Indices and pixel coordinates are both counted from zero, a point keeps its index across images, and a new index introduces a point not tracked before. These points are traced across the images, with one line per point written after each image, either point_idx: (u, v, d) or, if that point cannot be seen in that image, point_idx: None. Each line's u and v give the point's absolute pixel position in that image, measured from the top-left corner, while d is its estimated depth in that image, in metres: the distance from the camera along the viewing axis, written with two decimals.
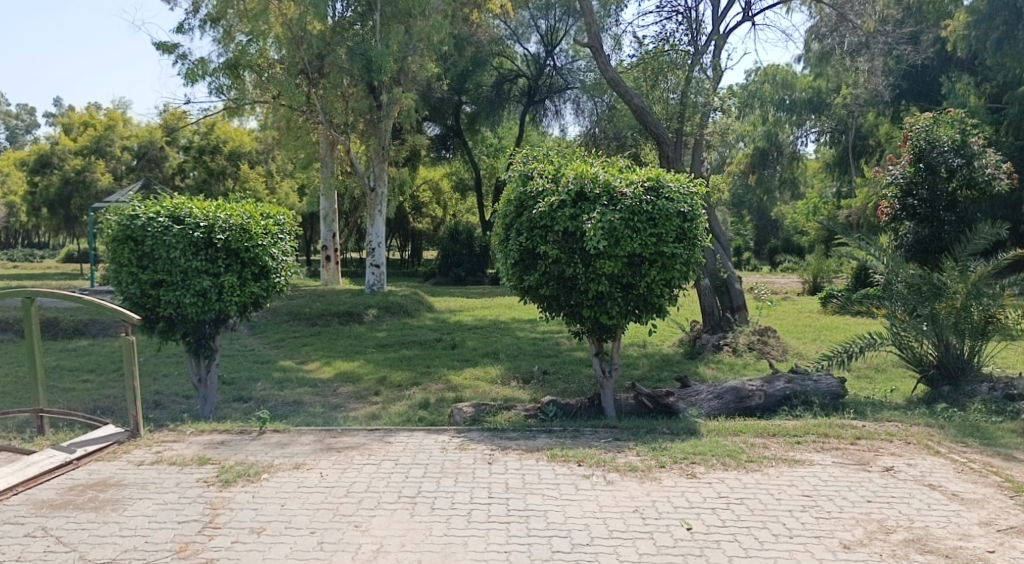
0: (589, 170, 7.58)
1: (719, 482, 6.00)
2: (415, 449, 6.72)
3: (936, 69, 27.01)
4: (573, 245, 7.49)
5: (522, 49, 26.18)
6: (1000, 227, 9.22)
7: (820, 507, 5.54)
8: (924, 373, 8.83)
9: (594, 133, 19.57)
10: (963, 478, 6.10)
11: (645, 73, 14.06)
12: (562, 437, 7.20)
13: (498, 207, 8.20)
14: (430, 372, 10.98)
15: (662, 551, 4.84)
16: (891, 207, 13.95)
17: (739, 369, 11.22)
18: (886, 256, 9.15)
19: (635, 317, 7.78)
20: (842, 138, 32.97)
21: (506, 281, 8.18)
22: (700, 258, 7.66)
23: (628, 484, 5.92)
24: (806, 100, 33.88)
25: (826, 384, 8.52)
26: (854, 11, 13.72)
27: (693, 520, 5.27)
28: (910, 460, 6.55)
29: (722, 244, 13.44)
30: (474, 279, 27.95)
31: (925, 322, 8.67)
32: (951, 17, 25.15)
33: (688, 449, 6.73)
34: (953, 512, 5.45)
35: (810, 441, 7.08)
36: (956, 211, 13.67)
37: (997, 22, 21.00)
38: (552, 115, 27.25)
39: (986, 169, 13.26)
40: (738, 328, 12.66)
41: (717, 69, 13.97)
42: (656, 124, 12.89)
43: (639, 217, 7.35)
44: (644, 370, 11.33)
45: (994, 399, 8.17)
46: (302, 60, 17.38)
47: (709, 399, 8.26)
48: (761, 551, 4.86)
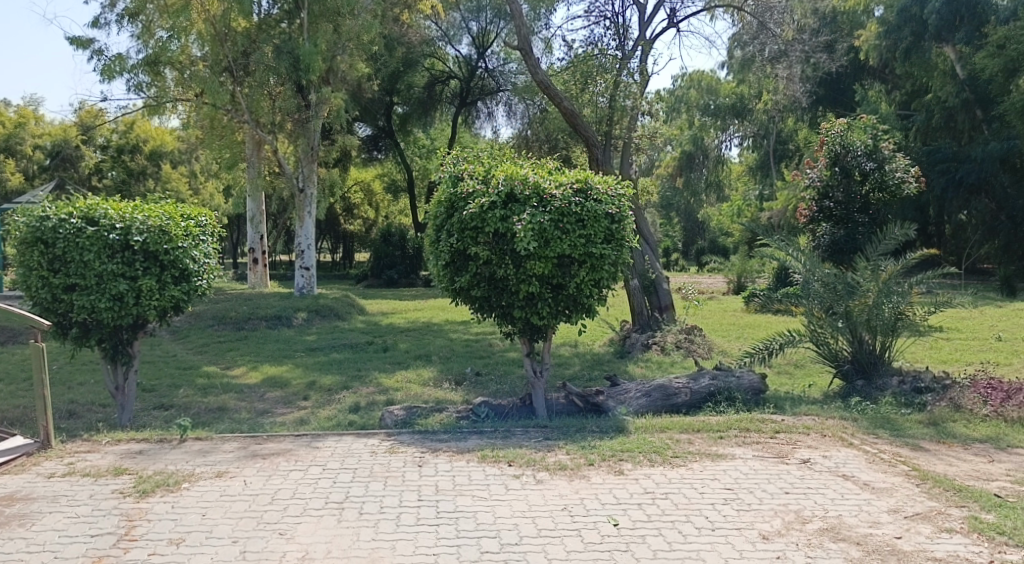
0: (519, 171, 7.65)
1: (645, 478, 6.14)
2: (343, 453, 6.69)
3: (851, 77, 28.42)
4: (504, 245, 7.54)
5: (453, 51, 25.90)
6: (908, 227, 9.60)
7: (741, 500, 5.72)
8: (839, 368, 9.20)
9: (526, 136, 19.72)
10: (874, 468, 6.38)
11: (575, 77, 14.00)
12: (492, 437, 7.27)
13: (428, 209, 8.17)
14: (361, 376, 10.89)
15: (589, 547, 4.93)
16: (809, 209, 15.27)
17: (667, 367, 11.43)
18: (805, 257, 9.44)
19: (565, 318, 7.89)
20: (764, 143, 34.25)
21: (438, 283, 8.15)
22: (627, 258, 7.81)
23: (557, 483, 6.00)
24: (729, 105, 35.06)
25: (747, 380, 8.77)
26: (773, 19, 14.16)
27: (620, 516, 5.38)
28: (826, 452, 6.81)
29: (651, 244, 13.65)
30: (408, 281, 27.82)
31: (841, 319, 9.01)
32: (864, 27, 26.54)
33: (616, 447, 6.86)
34: (864, 501, 5.69)
35: (733, 435, 7.31)
36: (868, 214, 14.98)
37: (905, 34, 23.44)
38: (485, 117, 27.22)
39: (895, 172, 14.66)
40: (666, 328, 12.90)
41: (643, 74, 14.13)
42: (586, 127, 13.06)
43: (568, 219, 7.46)
44: (576, 369, 11.46)
45: (904, 392, 8.55)
46: (226, 57, 17.05)
47: (638, 397, 8.46)
48: (684, 545, 4.98)
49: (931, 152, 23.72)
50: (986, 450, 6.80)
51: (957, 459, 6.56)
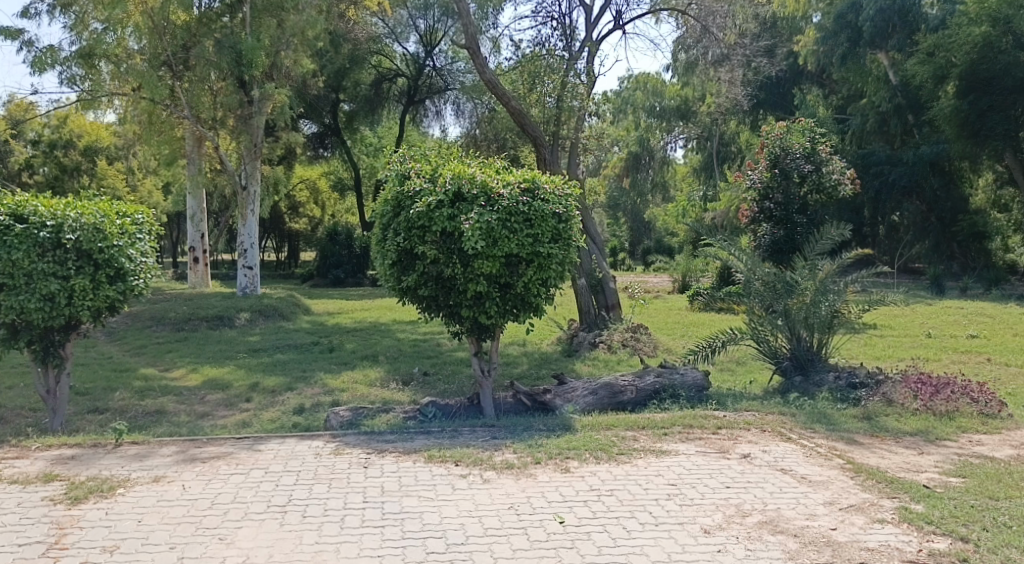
0: (466, 170, 7.65)
1: (591, 475, 6.20)
2: (286, 456, 6.62)
3: (789, 81, 29.24)
4: (452, 245, 7.54)
5: (400, 49, 25.65)
6: (845, 227, 9.86)
7: (683, 495, 5.83)
8: (779, 365, 9.42)
9: (475, 135, 19.62)
10: (811, 462, 6.55)
11: (522, 77, 14.06)
12: (438, 437, 7.26)
13: (375, 207, 8.10)
14: (306, 377, 10.78)
15: (535, 545, 4.96)
16: (750, 210, 15.53)
17: (613, 365, 11.56)
18: (747, 256, 9.61)
19: (513, 317, 7.93)
20: (708, 145, 35.65)
21: (384, 282, 8.08)
22: (574, 258, 7.89)
23: (504, 481, 6.03)
24: (674, 107, 35.85)
25: (691, 377, 8.93)
26: (716, 24, 14.34)
27: (565, 514, 5.43)
28: (765, 447, 6.97)
29: (597, 244, 13.73)
30: (355, 280, 27.59)
31: (781, 317, 9.22)
32: (802, 33, 27.34)
33: (562, 444, 6.91)
34: (802, 494, 5.84)
35: (676, 432, 7.43)
36: (807, 214, 15.35)
37: (841, 39, 24.50)
38: (432, 116, 27.01)
39: (832, 175, 15.27)
40: (612, 326, 13.01)
41: (590, 75, 14.23)
42: (533, 127, 13.10)
43: (515, 218, 7.49)
44: (523, 368, 11.50)
45: (840, 387, 8.79)
46: (164, 51, 16.70)
47: (584, 396, 8.53)
48: (628, 540, 5.04)
49: (866, 155, 24.39)
50: (917, 443, 7.02)
51: (889, 452, 6.76)
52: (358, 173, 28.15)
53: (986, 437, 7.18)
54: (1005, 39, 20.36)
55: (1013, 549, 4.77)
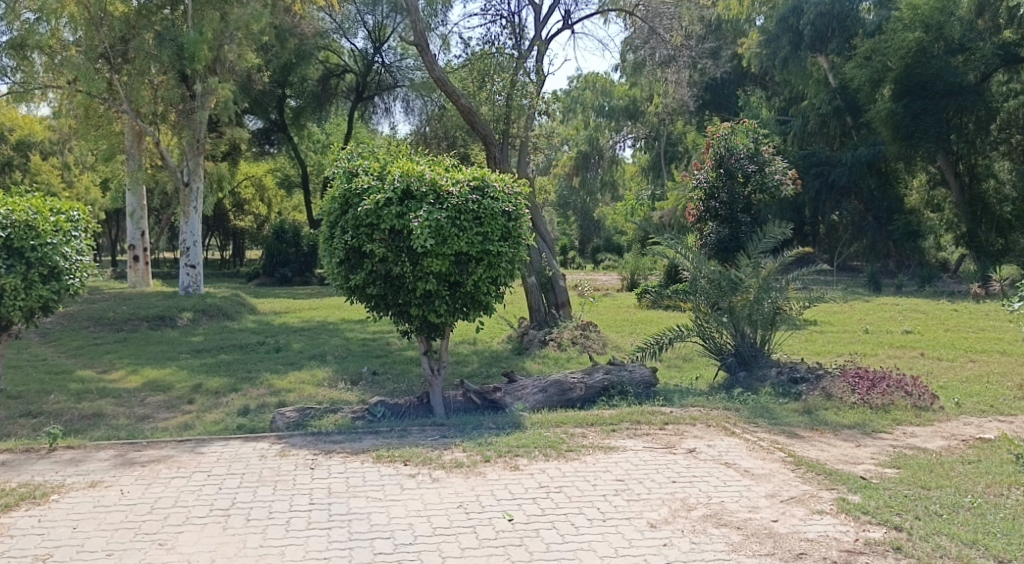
0: (415, 168, 7.61)
1: (540, 472, 6.25)
2: (230, 458, 6.53)
3: (733, 83, 29.82)
4: (401, 243, 7.49)
5: (348, 44, 25.41)
6: (787, 226, 10.10)
7: (630, 490, 5.91)
8: (723, 361, 9.60)
9: (425, 133, 19.53)
10: (754, 455, 6.70)
11: (472, 75, 14.08)
12: (387, 437, 7.23)
13: (322, 205, 8.00)
14: (251, 378, 10.62)
15: (483, 544, 4.97)
16: (696, 209, 15.94)
17: (563, 363, 11.63)
18: (693, 254, 9.76)
19: (462, 315, 7.92)
20: (657, 145, 35.90)
21: (332, 281, 7.99)
22: (524, 256, 7.93)
23: (453, 480, 6.04)
24: (623, 107, 36.31)
25: (639, 373, 9.05)
26: (663, 25, 14.55)
27: (514, 511, 5.46)
28: (710, 441, 7.10)
29: (547, 242, 13.79)
30: (302, 279, 27.29)
31: (725, 314, 9.40)
32: (746, 35, 27.94)
33: (512, 442, 6.95)
34: (745, 487, 5.96)
35: (624, 428, 7.52)
36: (750, 213, 15.84)
37: (783, 42, 25.20)
38: (382, 113, 26.97)
39: (774, 175, 15.70)
40: (563, 324, 13.11)
41: (540, 74, 14.29)
42: (483, 125, 13.08)
43: (464, 216, 7.50)
44: (473, 366, 11.51)
45: (782, 382, 9.00)
46: (102, 43, 16.28)
47: (534, 393, 8.55)
48: (576, 537, 5.09)
49: (807, 156, 24.94)
50: (854, 436, 7.22)
51: (828, 445, 6.95)
52: (305, 170, 27.84)
53: (919, 428, 7.43)
54: (937, 45, 21.27)
55: (942, 536, 4.92)
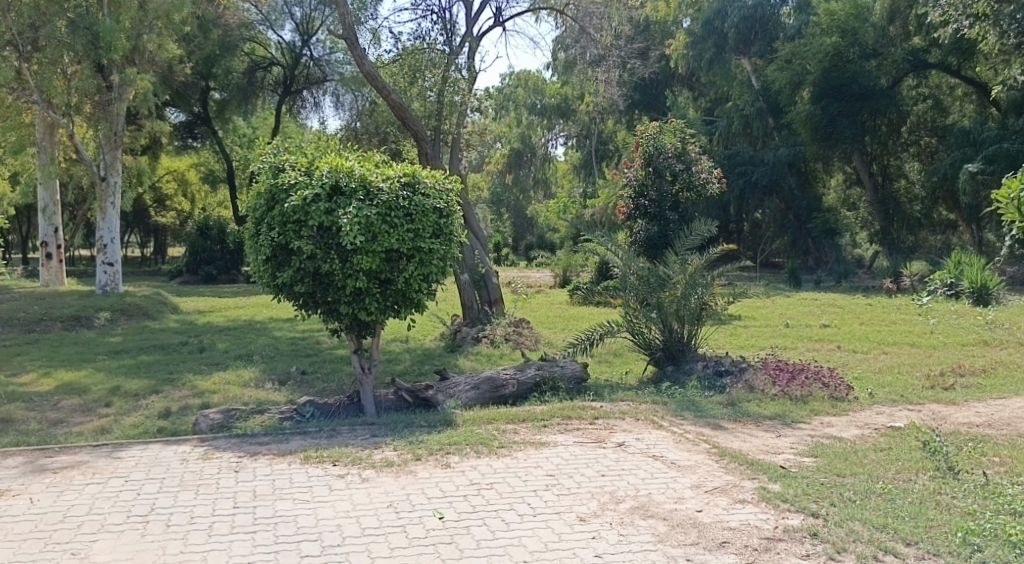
0: (344, 164, 7.55)
1: (471, 469, 6.27)
2: (149, 463, 6.37)
3: (661, 83, 30.42)
4: (330, 240, 7.40)
5: (275, 36, 24.95)
6: (712, 224, 10.35)
7: (561, 485, 5.98)
8: (652, 355, 9.79)
9: (356, 128, 19.15)
10: (680, 447, 6.86)
11: (402, 70, 13.88)
12: (316, 438, 7.14)
13: (247, 201, 7.85)
14: (173, 379, 10.36)
15: (413, 543, 4.96)
16: (627, 207, 16.43)
17: (496, 359, 11.68)
18: (622, 251, 9.91)
19: (393, 313, 7.87)
20: (587, 142, 36.20)
21: (258, 279, 7.84)
22: (456, 253, 7.95)
23: (383, 480, 6.02)
24: (555, 105, 36.69)
25: (571, 368, 9.15)
26: (593, 25, 14.72)
27: (445, 509, 5.47)
28: (638, 435, 7.24)
29: (480, 239, 13.73)
30: (228, 277, 26.75)
31: (654, 310, 9.57)
32: (673, 36, 28.52)
33: (444, 440, 6.96)
34: (671, 479, 6.10)
35: (555, 423, 7.61)
36: (678, 211, 16.33)
37: (709, 44, 25.75)
38: (311, 107, 26.34)
39: (701, 173, 16.24)
40: (496, 321, 13.14)
41: (471, 70, 14.28)
42: (413, 121, 12.96)
43: (395, 213, 7.47)
44: (405, 365, 11.45)
45: (707, 375, 9.24)
46: (9, 30, 15.72)
47: (467, 390, 8.53)
48: (507, 532, 5.12)
49: (731, 156, 25.56)
50: (775, 426, 7.46)
51: (750, 436, 7.16)
52: (230, 165, 27.34)
53: (835, 418, 7.71)
54: (852, 49, 22.15)
55: (856, 522, 5.11)
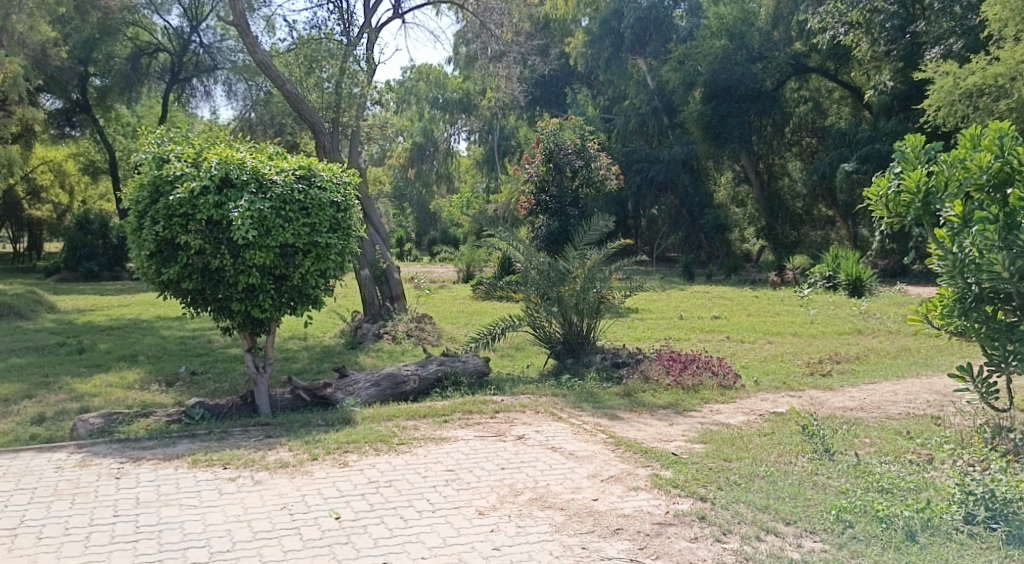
0: (235, 155, 7.31)
1: (369, 467, 6.20)
2: (21, 472, 6.03)
3: (562, 81, 30.95)
4: (220, 234, 7.15)
5: (161, 21, 23.96)
6: (610, 219, 10.51)
7: (460, 480, 5.98)
8: (552, 349, 9.90)
9: (249, 118, 18.58)
10: (578, 438, 6.97)
11: (299, 60, 13.57)
12: (206, 440, 6.92)
13: (129, 193, 7.50)
14: (50, 383, 9.83)
15: (308, 544, 4.86)
16: (528, 203, 16.60)
17: (397, 356, 11.57)
18: (523, 246, 9.96)
19: (289, 310, 7.67)
20: (490, 138, 36.79)
21: (142, 275, 7.52)
22: (354, 248, 7.83)
23: (277, 481, 5.89)
24: (457, 100, 37.10)
25: (473, 363, 9.14)
26: (493, 20, 14.79)
27: (342, 509, 5.38)
28: (537, 427, 7.32)
29: (381, 234, 13.55)
30: (111, 273, 25.65)
31: (555, 304, 9.68)
32: (572, 35, 29.07)
33: (341, 438, 6.85)
34: (569, 469, 6.19)
35: (456, 418, 7.60)
36: (578, 207, 16.63)
37: (606, 44, 26.67)
38: (202, 96, 25.51)
39: (599, 170, 16.63)
40: (397, 317, 13.01)
41: (370, 62, 14.12)
42: (311, 112, 12.72)
43: (290, 206, 7.30)
44: (303, 363, 11.23)
45: (606, 367, 9.43)
46: None
47: (366, 387, 8.41)
48: (405, 529, 5.08)
49: (629, 153, 26.10)
50: (668, 415, 7.68)
51: (645, 425, 7.33)
52: (112, 155, 26.28)
53: (723, 406, 7.99)
54: (740, 52, 23.03)
55: (740, 504, 5.31)
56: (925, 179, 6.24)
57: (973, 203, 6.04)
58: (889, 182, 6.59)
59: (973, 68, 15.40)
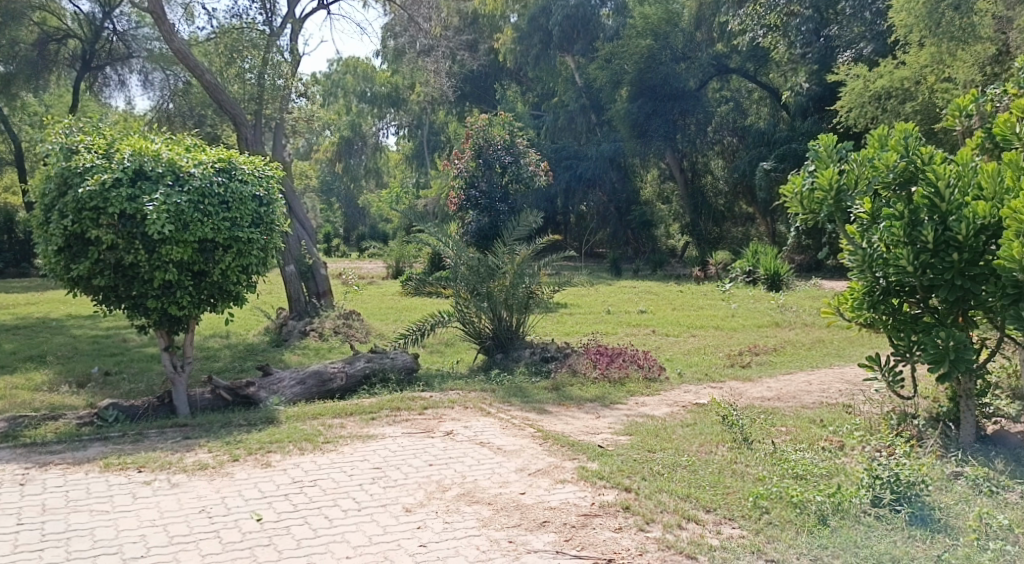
0: (149, 147, 7.09)
1: (293, 467, 6.08)
2: None
3: (491, 76, 30.96)
4: (134, 229, 6.89)
5: (71, 7, 23.01)
6: (538, 215, 10.55)
7: (387, 477, 5.92)
8: (482, 344, 9.88)
9: (167, 109, 18.01)
10: (506, 432, 6.98)
11: (219, 49, 13.21)
12: (120, 443, 6.69)
13: (35, 185, 7.21)
14: None
15: (228, 547, 4.75)
16: (458, 198, 16.58)
17: (324, 353, 11.39)
18: (452, 242, 9.92)
19: (208, 307, 7.47)
20: (418, 133, 36.43)
21: (50, 271, 7.23)
22: (277, 243, 7.65)
23: (196, 484, 5.73)
24: (385, 95, 36.14)
25: (401, 360, 9.07)
26: (421, 14, 14.55)
27: (263, 511, 5.27)
28: (466, 422, 7.30)
29: (306, 229, 13.33)
30: (18, 270, 24.61)
31: (484, 299, 9.67)
32: (501, 31, 29.10)
33: (264, 438, 6.71)
34: (497, 464, 6.19)
35: (384, 415, 7.52)
36: (508, 203, 16.69)
37: (535, 40, 26.61)
38: (115, 85, 24.70)
39: (529, 166, 16.87)
40: (324, 314, 12.80)
41: (294, 53, 13.88)
42: (231, 104, 12.40)
43: (208, 200, 7.09)
44: (225, 361, 10.96)
45: (535, 361, 9.47)
46: None
47: (291, 386, 8.25)
48: (329, 529, 5.00)
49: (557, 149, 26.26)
50: (596, 408, 7.75)
51: (573, 418, 7.39)
52: (19, 146, 25.10)
53: (648, 398, 8.12)
54: (664, 52, 23.46)
55: (663, 493, 5.40)
56: (837, 177, 6.45)
57: (882, 201, 6.21)
58: (804, 179, 6.74)
59: (882, 71, 16.05)
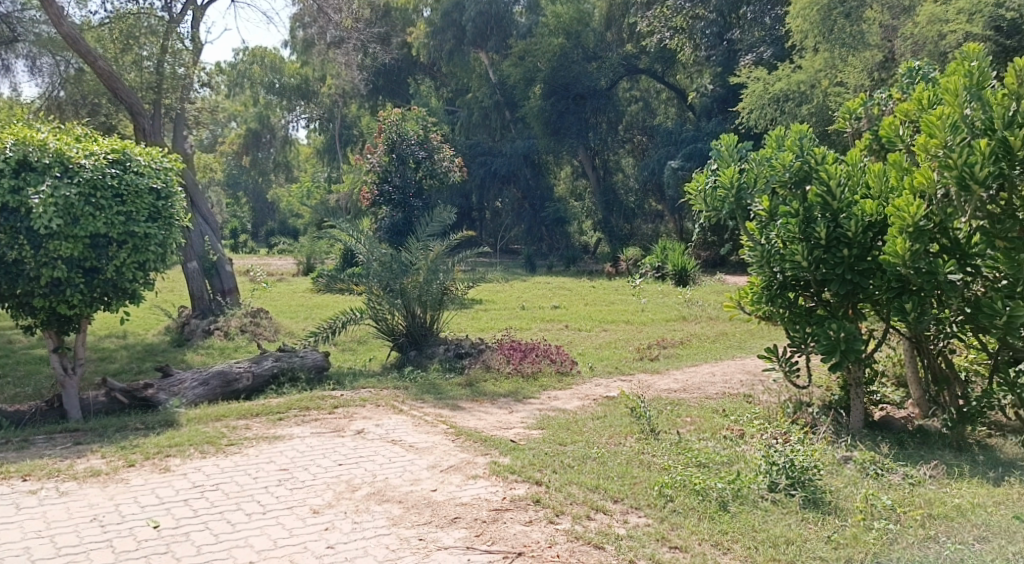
0: (34, 135, 6.72)
1: (194, 471, 5.88)
2: None
3: (405, 71, 30.26)
4: (17, 223, 6.54)
5: None
6: (451, 211, 10.51)
7: (294, 479, 5.79)
8: (395, 341, 9.75)
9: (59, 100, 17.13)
10: (418, 430, 6.91)
11: (113, 35, 12.59)
12: (4, 451, 6.34)
13: None
14: None
15: (121, 557, 4.55)
16: (370, 193, 16.36)
17: (230, 352, 11.06)
18: (364, 238, 9.77)
19: (102, 306, 7.11)
20: (330, 127, 35.96)
21: None
22: (177, 238, 7.37)
23: (87, 491, 5.47)
24: (294, 86, 35.21)
25: (311, 358, 8.90)
26: (331, 6, 13.94)
27: (161, 517, 5.07)
28: (378, 420, 7.20)
29: (210, 223, 12.92)
30: None
31: (397, 296, 9.56)
32: (414, 25, 28.84)
33: (162, 442, 6.46)
34: (409, 461, 6.13)
35: (292, 415, 7.35)
36: (422, 198, 16.59)
37: (448, 36, 26.35)
38: None
39: (442, 161, 16.76)
40: (229, 312, 12.41)
41: (195, 40, 13.40)
42: (127, 93, 11.87)
43: (101, 192, 6.79)
44: (122, 362, 10.50)
45: (448, 358, 9.42)
46: None
47: (193, 387, 7.98)
48: (230, 535, 4.85)
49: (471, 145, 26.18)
50: (509, 403, 7.76)
51: (485, 414, 7.38)
52: None
53: (560, 392, 8.18)
54: (576, 51, 23.76)
55: (573, 486, 5.44)
56: (737, 176, 6.71)
57: (778, 198, 6.41)
58: (707, 178, 6.98)
59: (781, 74, 16.60)
